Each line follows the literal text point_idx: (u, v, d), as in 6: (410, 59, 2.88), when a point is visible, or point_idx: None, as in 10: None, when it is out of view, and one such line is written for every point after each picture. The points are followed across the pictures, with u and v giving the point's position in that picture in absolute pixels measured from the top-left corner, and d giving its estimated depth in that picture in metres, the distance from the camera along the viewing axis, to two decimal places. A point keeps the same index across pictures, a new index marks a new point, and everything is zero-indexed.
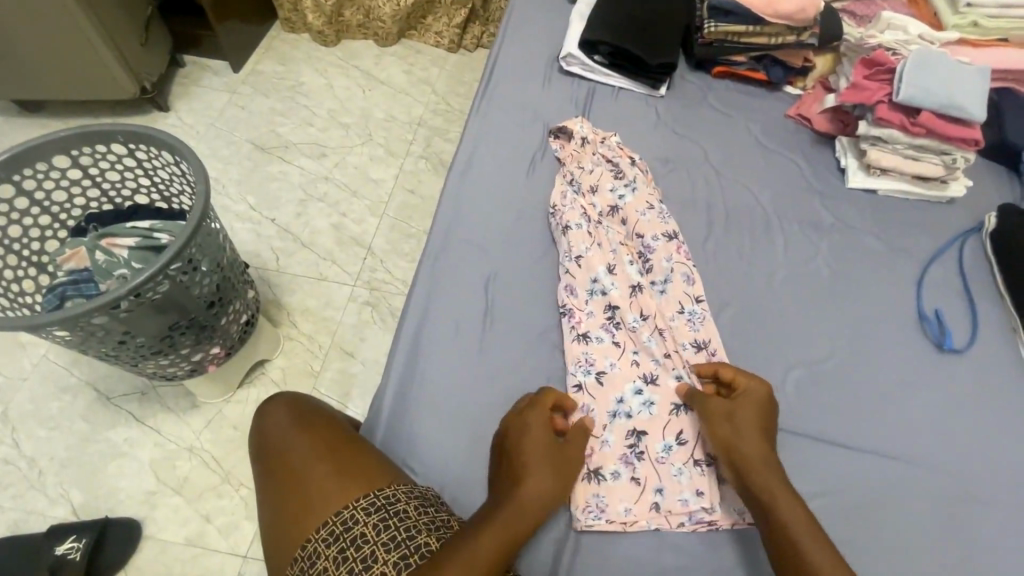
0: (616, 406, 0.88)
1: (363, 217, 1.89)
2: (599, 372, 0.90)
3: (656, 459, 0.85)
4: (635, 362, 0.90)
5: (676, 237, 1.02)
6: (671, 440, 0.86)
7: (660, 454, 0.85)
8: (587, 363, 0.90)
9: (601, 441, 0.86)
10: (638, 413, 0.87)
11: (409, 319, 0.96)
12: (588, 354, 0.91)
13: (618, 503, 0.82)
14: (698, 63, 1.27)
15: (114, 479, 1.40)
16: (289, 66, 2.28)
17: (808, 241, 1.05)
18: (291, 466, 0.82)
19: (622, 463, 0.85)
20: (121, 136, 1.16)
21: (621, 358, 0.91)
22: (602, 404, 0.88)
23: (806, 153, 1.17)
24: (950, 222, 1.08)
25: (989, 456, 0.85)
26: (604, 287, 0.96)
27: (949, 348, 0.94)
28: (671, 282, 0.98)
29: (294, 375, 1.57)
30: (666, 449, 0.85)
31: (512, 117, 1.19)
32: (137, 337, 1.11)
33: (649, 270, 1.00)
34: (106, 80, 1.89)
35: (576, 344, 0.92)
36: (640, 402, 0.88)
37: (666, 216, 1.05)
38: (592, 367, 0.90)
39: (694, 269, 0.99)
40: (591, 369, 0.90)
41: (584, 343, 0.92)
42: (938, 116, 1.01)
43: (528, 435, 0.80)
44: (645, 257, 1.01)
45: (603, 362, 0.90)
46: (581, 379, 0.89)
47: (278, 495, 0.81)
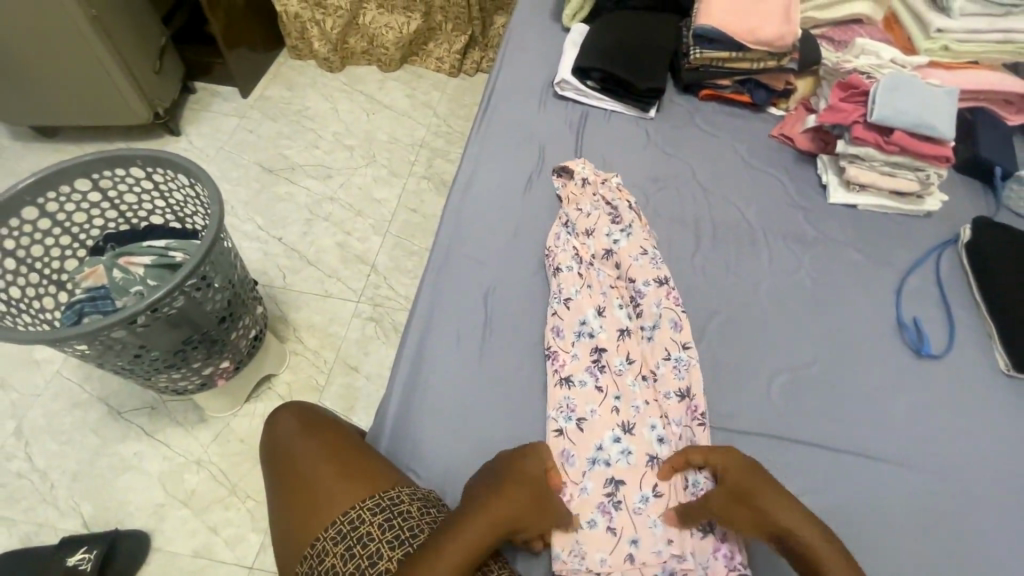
0: (595, 452, 0.87)
1: (367, 235, 1.95)
2: (580, 418, 0.90)
3: (633, 510, 0.84)
4: (615, 409, 0.91)
5: (667, 283, 1.02)
6: (648, 491, 0.85)
7: (637, 504, 0.84)
8: (567, 409, 0.91)
9: (579, 488, 0.85)
10: (616, 461, 0.87)
11: (412, 332, 1.01)
12: (569, 398, 0.92)
13: (596, 552, 0.81)
14: (685, 87, 1.34)
15: (124, 492, 1.43)
16: (296, 91, 2.37)
17: (791, 255, 1.10)
18: (301, 468, 0.86)
19: (600, 511, 0.84)
20: (140, 161, 1.23)
21: (601, 405, 0.91)
22: (581, 450, 0.88)
23: (789, 170, 1.23)
24: (926, 234, 1.13)
25: (966, 458, 0.89)
26: (591, 330, 0.97)
27: (927, 354, 0.98)
28: (659, 328, 0.98)
29: (299, 390, 1.61)
30: (643, 500, 0.84)
31: (509, 139, 1.25)
32: (152, 351, 1.15)
33: (639, 314, 1.00)
34: (121, 107, 1.98)
35: (559, 389, 0.93)
36: (618, 451, 0.87)
37: (659, 261, 1.05)
38: (573, 413, 0.90)
39: (683, 315, 0.99)
40: (572, 416, 0.90)
41: (567, 386, 0.93)
42: (910, 135, 1.07)
43: (508, 457, 0.81)
44: (636, 302, 1.02)
45: (584, 408, 0.91)
46: (562, 425, 0.90)
47: (288, 495, 0.85)
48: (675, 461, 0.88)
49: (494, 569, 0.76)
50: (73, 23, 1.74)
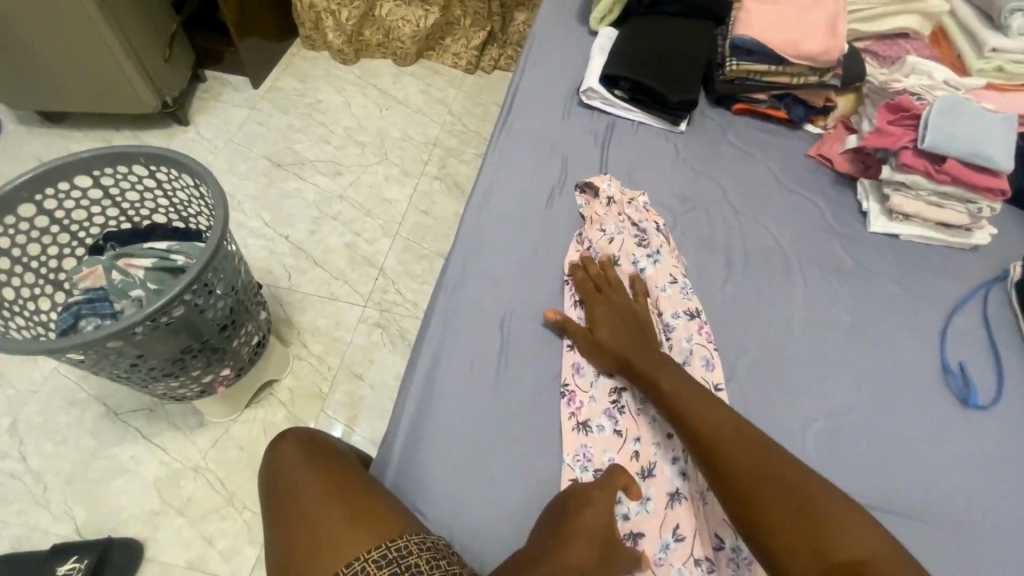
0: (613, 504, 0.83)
1: (376, 236, 1.89)
2: (597, 468, 0.85)
3: (655, 562, 0.79)
4: (634, 454, 0.86)
5: (698, 315, 0.97)
6: (669, 538, 0.80)
7: (658, 555, 0.79)
8: (584, 458, 0.86)
9: None
10: (636, 513, 0.82)
11: (422, 356, 0.95)
12: (586, 447, 0.87)
13: None
14: (718, 99, 1.27)
15: (118, 497, 1.39)
16: (308, 83, 2.30)
17: (828, 287, 1.03)
18: (301, 507, 0.81)
19: None
20: (144, 158, 1.17)
21: (620, 451, 0.86)
22: None
23: (827, 194, 1.15)
24: (973, 271, 1.06)
25: (1016, 521, 0.83)
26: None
27: (974, 406, 0.91)
28: (689, 365, 0.92)
29: (302, 396, 1.56)
30: (664, 549, 0.80)
31: (531, 150, 1.19)
32: (150, 360, 1.10)
33: (668, 348, 0.95)
34: (129, 95, 1.92)
35: (576, 434, 0.88)
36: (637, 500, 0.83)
37: (690, 291, 1.00)
38: (589, 463, 0.85)
39: (716, 352, 0.94)
40: (589, 466, 0.85)
41: (584, 433, 0.88)
42: (964, 163, 1.00)
43: (574, 505, 0.75)
44: (664, 335, 0.96)
45: (602, 456, 0.86)
46: (578, 476, 0.84)
47: (287, 538, 0.79)
48: (704, 509, 0.82)
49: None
50: (81, 9, 1.68)
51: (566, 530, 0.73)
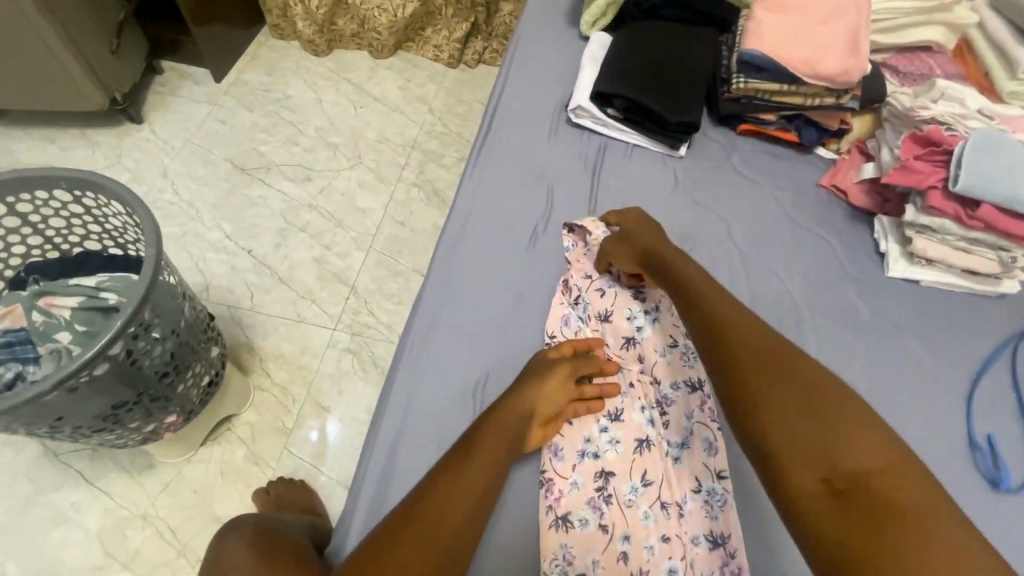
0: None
1: (347, 250, 1.75)
2: (579, 574, 0.74)
3: None
4: (622, 559, 0.75)
5: (701, 385, 0.86)
6: None
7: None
8: (564, 561, 0.75)
9: None
10: None
11: (383, 430, 0.83)
12: (566, 547, 0.76)
13: None
14: (722, 119, 1.14)
15: (57, 550, 1.26)
16: (275, 77, 2.12)
17: (842, 344, 0.92)
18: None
19: None
20: (65, 183, 1.02)
21: (605, 554, 0.76)
22: None
23: (841, 231, 1.04)
24: (1002, 324, 0.95)
25: None
26: (596, 450, 0.82)
27: (1004, 488, 0.81)
28: (688, 448, 0.82)
29: (263, 432, 1.43)
30: None
31: (512, 178, 1.05)
32: (76, 420, 0.97)
33: (664, 424, 0.85)
34: (72, 92, 1.73)
35: (556, 533, 0.76)
36: None
37: (692, 357, 0.88)
38: (570, 567, 0.75)
39: (720, 434, 0.82)
40: (569, 571, 0.74)
41: (564, 530, 0.77)
42: (1000, 209, 0.88)
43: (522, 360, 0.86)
44: (662, 408, 0.86)
45: (584, 560, 0.75)
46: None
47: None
48: None
49: None
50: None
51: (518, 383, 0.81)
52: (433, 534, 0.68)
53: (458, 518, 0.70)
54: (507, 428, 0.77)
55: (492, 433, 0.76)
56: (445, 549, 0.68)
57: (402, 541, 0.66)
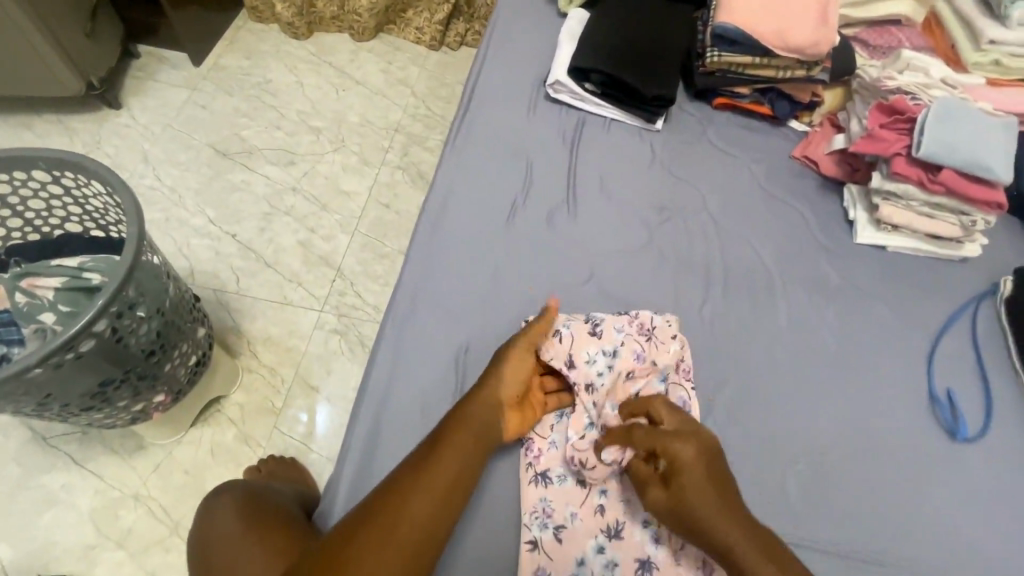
0: (576, 568, 0.75)
1: (332, 233, 1.75)
2: (558, 526, 0.77)
3: None
4: (599, 511, 0.78)
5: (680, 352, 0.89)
6: None
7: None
8: (544, 514, 0.78)
9: None
10: None
11: (368, 397, 0.85)
12: (545, 501, 0.78)
13: None
14: (698, 93, 1.16)
15: (49, 531, 1.27)
16: (255, 61, 2.10)
17: (811, 307, 0.96)
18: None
19: None
20: (43, 163, 1.02)
21: (583, 507, 0.78)
22: (560, 568, 0.75)
23: (812, 200, 1.07)
24: (963, 285, 0.99)
25: (1005, 565, 0.78)
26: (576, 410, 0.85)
27: (961, 438, 0.86)
28: None
29: (252, 412, 1.45)
30: None
31: (492, 152, 1.07)
32: (64, 398, 0.97)
33: None
34: (47, 77, 1.71)
35: (535, 487, 0.79)
36: (602, 564, 0.75)
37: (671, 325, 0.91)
38: (549, 520, 0.77)
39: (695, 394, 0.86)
40: (548, 523, 0.77)
41: (543, 485, 0.79)
42: (960, 174, 0.92)
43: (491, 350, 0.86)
44: None
45: (563, 512, 0.78)
46: (536, 535, 0.76)
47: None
48: None
49: None
50: None
51: (489, 375, 0.81)
52: (398, 531, 0.69)
53: (426, 510, 0.71)
54: (476, 422, 0.77)
55: (463, 428, 0.77)
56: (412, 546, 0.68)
57: (371, 527, 0.68)
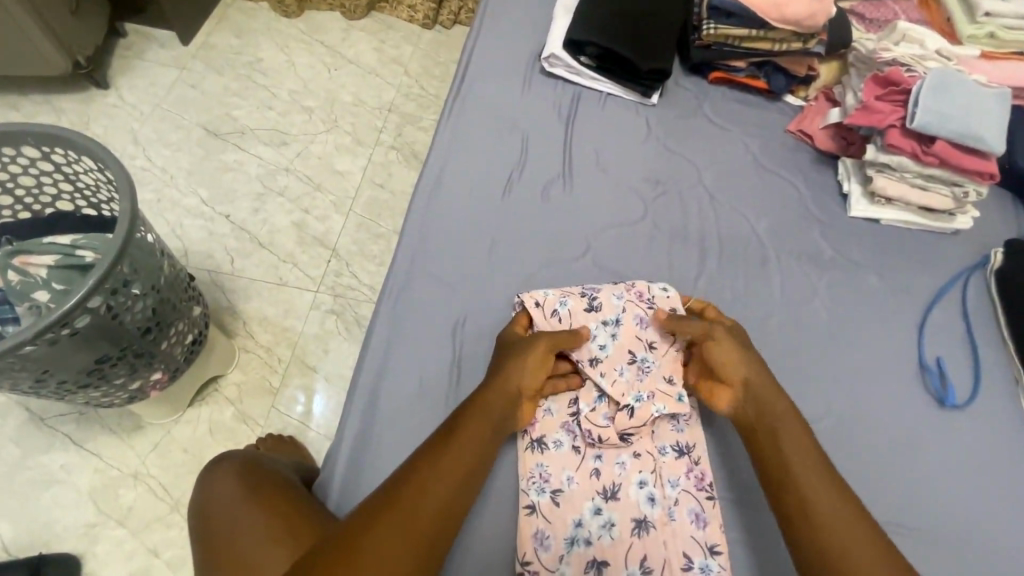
0: (574, 530, 0.76)
1: (327, 214, 1.74)
2: (555, 490, 0.78)
3: None
4: (595, 474, 0.80)
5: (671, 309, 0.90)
6: (635, 570, 0.75)
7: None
8: (541, 480, 0.79)
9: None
10: (597, 539, 0.76)
11: (365, 368, 0.85)
12: (542, 467, 0.80)
13: None
14: (694, 68, 1.16)
15: (49, 510, 1.28)
16: (245, 39, 2.06)
17: (806, 279, 0.97)
18: (249, 555, 0.72)
19: None
20: (32, 138, 1.00)
21: (580, 471, 0.80)
22: (558, 530, 0.76)
23: (807, 174, 1.07)
24: (954, 257, 1.01)
25: (990, 527, 0.80)
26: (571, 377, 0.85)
27: (950, 405, 0.87)
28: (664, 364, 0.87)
29: (250, 392, 1.45)
30: None
31: (486, 126, 1.06)
32: (60, 375, 0.97)
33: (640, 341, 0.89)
34: (33, 55, 1.67)
35: (531, 453, 0.81)
36: (600, 525, 0.77)
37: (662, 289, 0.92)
38: (546, 485, 0.79)
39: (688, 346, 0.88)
40: (545, 488, 0.78)
41: (539, 451, 0.81)
42: (953, 145, 0.92)
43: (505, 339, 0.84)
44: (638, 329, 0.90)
45: (560, 477, 0.79)
46: (534, 499, 0.78)
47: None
48: (670, 532, 0.77)
49: None
50: None
51: (510, 366, 0.80)
52: (413, 520, 0.66)
53: (436, 504, 0.68)
54: (496, 411, 0.77)
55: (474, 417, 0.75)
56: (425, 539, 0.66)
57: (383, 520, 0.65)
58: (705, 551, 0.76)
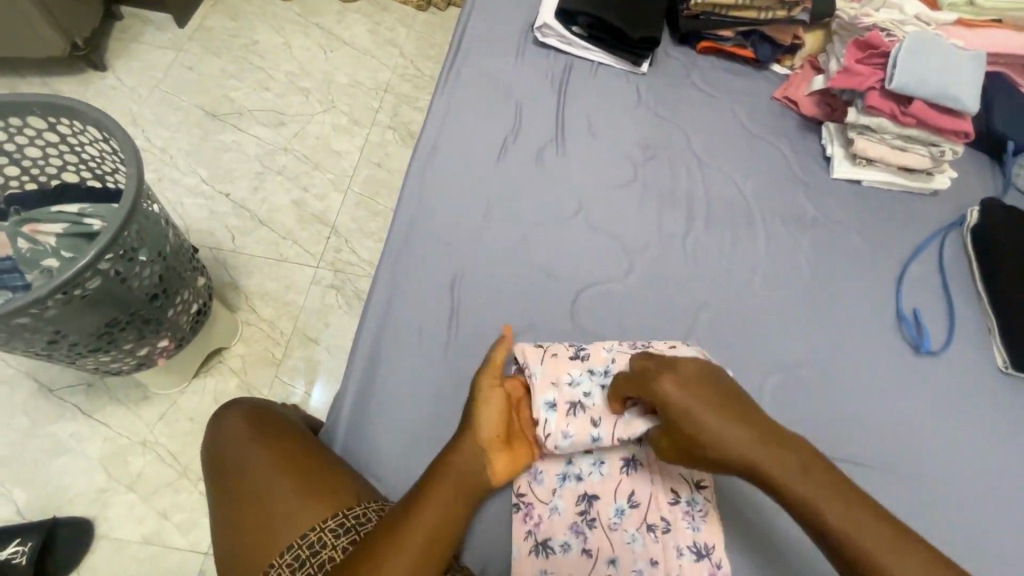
0: (565, 467, 0.81)
1: (325, 192, 1.77)
2: None
3: (609, 526, 0.77)
4: None
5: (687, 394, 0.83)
6: (623, 503, 0.79)
7: (612, 519, 0.78)
8: None
9: (549, 507, 0.78)
10: (588, 475, 0.80)
11: (368, 323, 0.89)
12: None
13: None
14: (682, 37, 1.19)
15: (61, 476, 1.32)
16: (241, 22, 2.08)
17: (790, 237, 1.01)
18: (264, 492, 0.75)
19: (573, 532, 0.77)
20: (38, 109, 1.03)
21: None
22: (550, 467, 0.80)
23: (792, 139, 1.11)
24: (932, 216, 1.05)
25: (961, 463, 0.84)
26: None
27: (925, 350, 0.92)
28: None
29: (254, 363, 1.49)
30: (618, 513, 0.78)
31: (481, 94, 1.09)
32: (71, 336, 1.01)
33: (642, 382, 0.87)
34: (31, 37, 1.69)
35: None
36: (590, 463, 0.81)
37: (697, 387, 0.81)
38: None
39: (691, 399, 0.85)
40: None
41: None
42: (930, 105, 0.96)
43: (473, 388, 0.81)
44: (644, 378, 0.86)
45: None
46: None
47: (240, 524, 0.74)
48: (658, 469, 0.81)
49: None
50: None
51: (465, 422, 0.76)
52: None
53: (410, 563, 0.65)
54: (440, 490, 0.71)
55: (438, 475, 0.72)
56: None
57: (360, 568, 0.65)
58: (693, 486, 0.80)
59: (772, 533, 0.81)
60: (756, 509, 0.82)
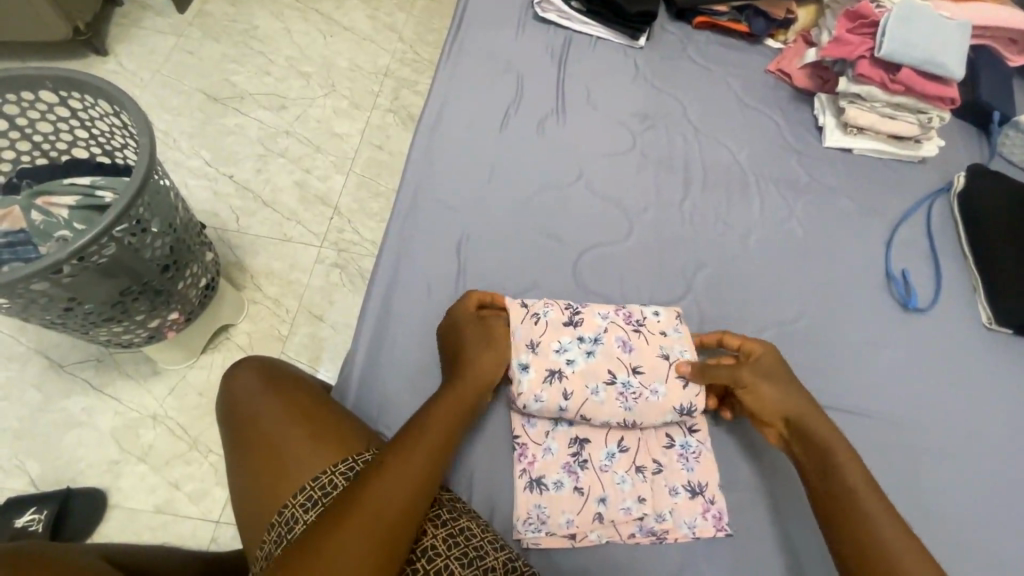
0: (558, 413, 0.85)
1: (327, 174, 1.79)
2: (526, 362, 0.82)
3: (600, 467, 0.82)
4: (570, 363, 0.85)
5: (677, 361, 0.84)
6: (614, 447, 0.83)
7: (604, 461, 0.82)
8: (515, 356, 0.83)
9: (543, 449, 0.83)
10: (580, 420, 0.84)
11: (377, 282, 0.92)
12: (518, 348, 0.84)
13: (560, 515, 0.79)
14: (679, 13, 1.22)
15: (73, 449, 1.35)
16: (240, 8, 2.09)
17: (783, 202, 1.04)
18: (277, 442, 0.77)
19: (566, 472, 0.82)
20: (51, 82, 1.05)
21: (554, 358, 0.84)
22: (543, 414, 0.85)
23: (785, 109, 1.15)
24: (920, 182, 1.09)
25: (946, 412, 0.89)
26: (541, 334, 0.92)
27: (913, 308, 0.96)
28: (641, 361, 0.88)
29: (260, 340, 1.51)
30: (609, 456, 0.83)
31: (483, 66, 1.12)
32: (86, 304, 1.04)
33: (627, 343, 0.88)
34: (35, 22, 1.70)
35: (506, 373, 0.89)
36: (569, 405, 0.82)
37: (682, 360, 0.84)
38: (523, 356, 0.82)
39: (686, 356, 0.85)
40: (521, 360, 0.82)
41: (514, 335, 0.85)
42: (918, 73, 0.99)
43: (457, 342, 0.83)
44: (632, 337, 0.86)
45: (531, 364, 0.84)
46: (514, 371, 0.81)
47: (256, 470, 0.77)
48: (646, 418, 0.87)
49: (458, 520, 0.73)
50: None
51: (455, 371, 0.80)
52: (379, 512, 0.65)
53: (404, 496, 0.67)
54: (433, 430, 0.74)
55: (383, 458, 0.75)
56: (394, 525, 0.65)
57: (377, 484, 0.67)
58: (685, 431, 0.86)
59: (764, 477, 0.86)
60: (748, 455, 0.87)
